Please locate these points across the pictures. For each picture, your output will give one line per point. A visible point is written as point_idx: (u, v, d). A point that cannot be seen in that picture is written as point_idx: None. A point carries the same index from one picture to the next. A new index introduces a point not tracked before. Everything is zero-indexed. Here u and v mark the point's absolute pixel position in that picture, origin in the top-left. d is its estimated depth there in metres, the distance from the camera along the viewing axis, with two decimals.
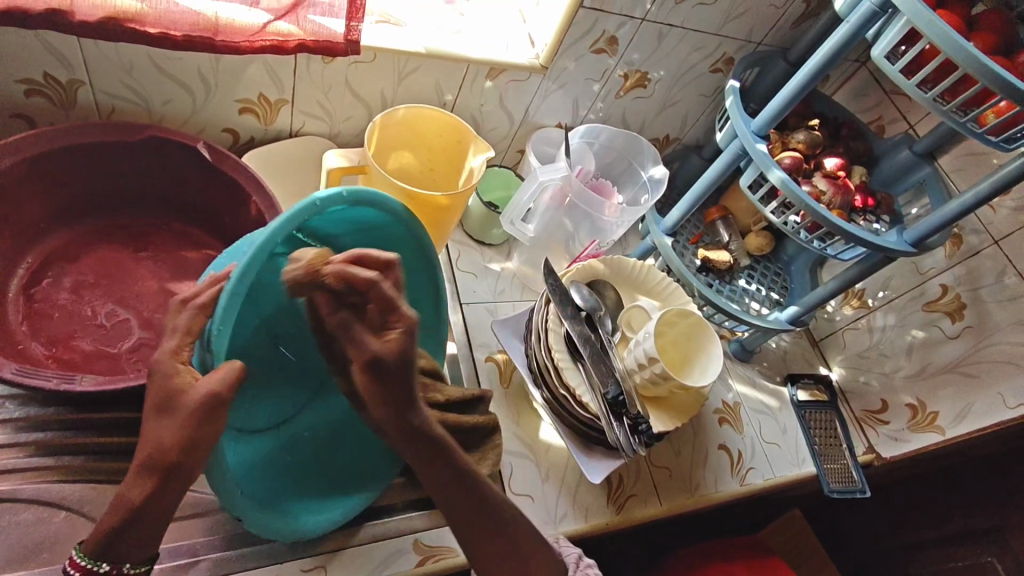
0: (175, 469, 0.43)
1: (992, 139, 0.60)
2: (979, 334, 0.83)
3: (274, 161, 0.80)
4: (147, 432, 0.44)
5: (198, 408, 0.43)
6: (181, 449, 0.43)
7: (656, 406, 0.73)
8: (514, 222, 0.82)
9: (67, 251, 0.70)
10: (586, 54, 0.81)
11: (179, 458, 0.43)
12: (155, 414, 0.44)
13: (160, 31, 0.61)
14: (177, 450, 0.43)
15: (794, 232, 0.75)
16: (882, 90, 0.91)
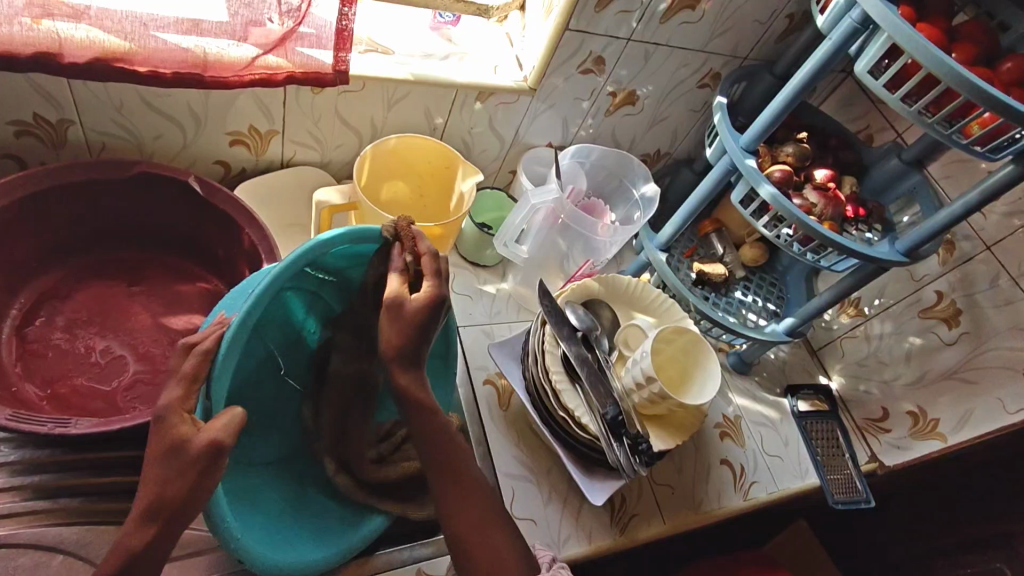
0: (171, 517, 0.44)
1: (979, 149, 0.60)
2: (976, 339, 0.83)
3: (266, 193, 0.81)
4: (148, 478, 0.45)
5: (203, 455, 0.44)
6: (181, 495, 0.44)
7: (656, 425, 0.72)
8: (508, 244, 0.81)
9: (61, 289, 0.70)
10: (573, 74, 0.82)
11: (174, 508, 0.44)
12: (154, 456, 0.45)
13: (149, 70, 0.62)
14: (180, 498, 0.44)
15: (788, 245, 0.75)
16: (869, 100, 0.91)
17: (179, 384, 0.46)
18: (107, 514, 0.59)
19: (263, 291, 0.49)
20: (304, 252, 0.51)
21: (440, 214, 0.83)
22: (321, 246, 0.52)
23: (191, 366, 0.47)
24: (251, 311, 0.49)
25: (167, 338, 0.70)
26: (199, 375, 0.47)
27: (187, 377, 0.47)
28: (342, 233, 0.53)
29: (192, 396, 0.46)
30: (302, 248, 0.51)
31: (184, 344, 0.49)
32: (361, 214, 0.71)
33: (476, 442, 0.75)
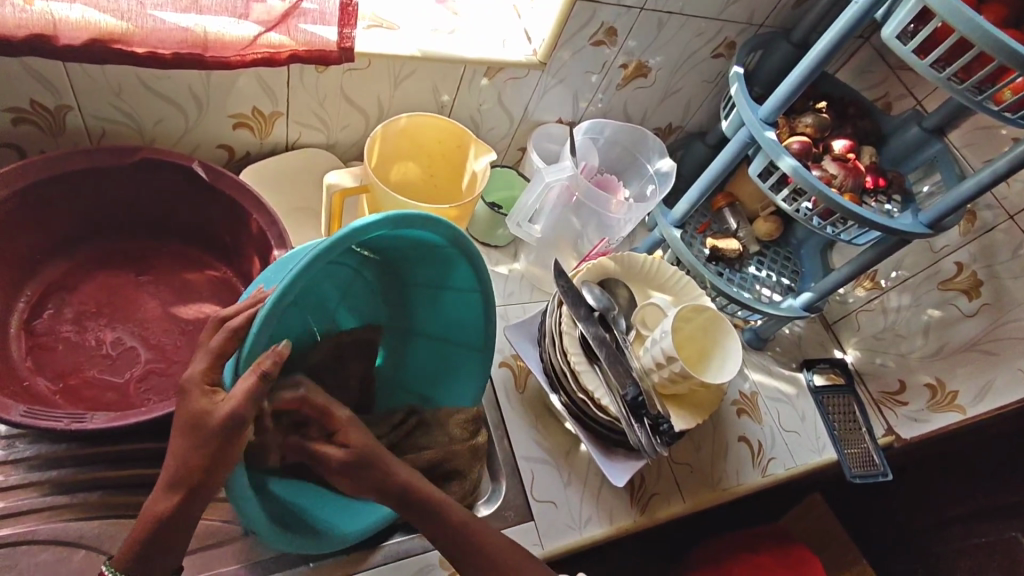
0: (194, 490, 0.44)
1: (1010, 117, 0.58)
2: (997, 311, 0.82)
3: (272, 177, 0.79)
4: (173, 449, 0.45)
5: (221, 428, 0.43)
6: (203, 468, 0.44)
7: (676, 404, 0.72)
8: (522, 224, 0.81)
9: (68, 281, 0.68)
10: (584, 47, 0.79)
11: (199, 481, 0.44)
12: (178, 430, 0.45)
13: (147, 51, 0.59)
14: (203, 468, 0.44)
15: (807, 219, 0.73)
16: (888, 65, 0.89)
17: (205, 357, 0.45)
18: (128, 508, 0.59)
19: (305, 267, 0.44)
20: (353, 232, 0.46)
21: (450, 194, 0.81)
22: (371, 227, 0.48)
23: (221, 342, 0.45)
24: (288, 288, 0.44)
25: (178, 327, 0.69)
26: (226, 353, 0.45)
27: (213, 352, 0.45)
28: (392, 215, 0.49)
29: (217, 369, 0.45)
30: (348, 228, 0.46)
31: (215, 319, 0.48)
32: (372, 198, 0.69)
33: (494, 426, 0.75)
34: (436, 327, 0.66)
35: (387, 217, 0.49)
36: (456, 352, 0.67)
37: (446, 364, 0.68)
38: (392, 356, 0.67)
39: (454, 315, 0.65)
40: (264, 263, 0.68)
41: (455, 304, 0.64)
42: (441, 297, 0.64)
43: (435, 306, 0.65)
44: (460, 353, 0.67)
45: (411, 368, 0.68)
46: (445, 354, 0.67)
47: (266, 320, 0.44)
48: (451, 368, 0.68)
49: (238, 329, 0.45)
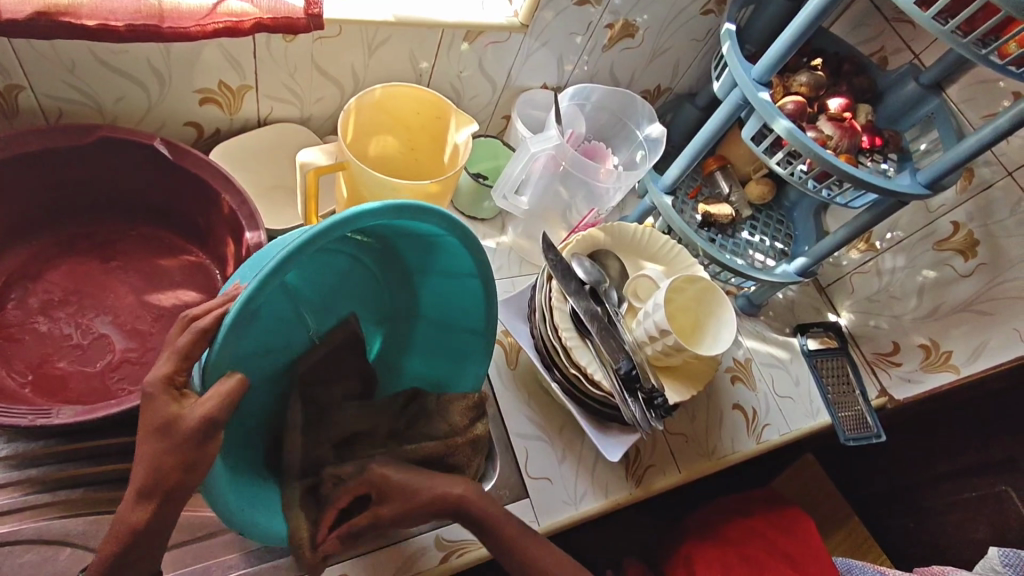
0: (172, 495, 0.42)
1: (1015, 71, 0.56)
2: (993, 270, 0.80)
3: (244, 154, 0.76)
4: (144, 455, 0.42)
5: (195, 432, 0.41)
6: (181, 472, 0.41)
7: (670, 376, 0.71)
8: (507, 196, 0.78)
9: (31, 270, 0.65)
10: (567, 6, 0.75)
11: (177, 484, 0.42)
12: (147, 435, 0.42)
13: (99, 24, 0.55)
14: (179, 474, 0.42)
15: (802, 182, 0.71)
16: (884, 18, 0.85)
17: (170, 360, 0.42)
18: (112, 503, 0.58)
19: (278, 263, 0.42)
20: (334, 224, 0.43)
21: (432, 169, 0.78)
22: (355, 217, 0.44)
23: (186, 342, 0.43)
24: (259, 286, 0.42)
25: (151, 315, 0.66)
26: (192, 357, 0.42)
27: (178, 354, 0.42)
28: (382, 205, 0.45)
29: (183, 373, 0.43)
30: (332, 219, 0.43)
31: (182, 317, 0.44)
32: (350, 175, 0.66)
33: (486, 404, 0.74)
34: (437, 310, 0.64)
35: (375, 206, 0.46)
36: (460, 333, 0.65)
37: (448, 347, 0.66)
38: (393, 338, 0.65)
39: (455, 298, 0.63)
40: (238, 246, 0.65)
41: (457, 287, 0.61)
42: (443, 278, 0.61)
43: (436, 288, 0.62)
44: (466, 336, 0.65)
45: (414, 351, 0.66)
46: (447, 334, 0.65)
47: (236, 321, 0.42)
48: (457, 350, 0.66)
49: (203, 333, 0.42)
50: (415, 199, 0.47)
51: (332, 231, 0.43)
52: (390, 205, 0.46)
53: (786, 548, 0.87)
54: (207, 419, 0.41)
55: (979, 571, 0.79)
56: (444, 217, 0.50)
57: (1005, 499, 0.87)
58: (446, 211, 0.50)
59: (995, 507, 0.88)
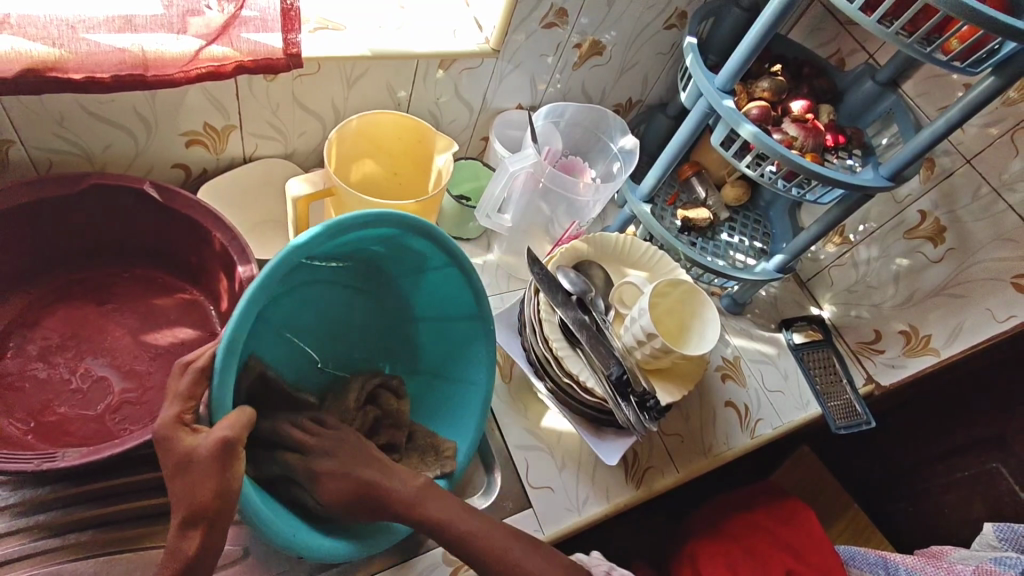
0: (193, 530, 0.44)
1: (958, 65, 0.60)
2: (963, 255, 0.83)
3: (232, 191, 0.77)
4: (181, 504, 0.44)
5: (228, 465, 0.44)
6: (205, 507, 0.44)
7: (660, 378, 0.73)
8: (490, 216, 0.79)
9: (28, 317, 0.66)
10: (536, 30, 0.78)
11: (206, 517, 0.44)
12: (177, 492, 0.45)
13: (86, 76, 0.57)
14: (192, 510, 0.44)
15: (772, 182, 0.74)
16: (838, 22, 0.89)
17: (177, 402, 0.46)
18: (123, 542, 0.58)
19: (241, 312, 0.46)
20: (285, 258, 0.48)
21: (416, 193, 0.80)
22: (296, 250, 0.48)
23: (187, 385, 0.47)
24: (234, 334, 0.46)
25: (149, 355, 0.67)
26: (196, 395, 0.47)
27: (182, 396, 0.47)
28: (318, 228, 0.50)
29: (192, 411, 0.47)
30: (277, 259, 0.48)
31: (181, 364, 0.48)
32: (338, 200, 0.68)
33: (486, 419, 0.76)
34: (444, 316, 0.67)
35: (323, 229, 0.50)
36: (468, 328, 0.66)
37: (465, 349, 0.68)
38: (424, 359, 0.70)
39: (447, 291, 0.65)
40: (230, 281, 0.67)
41: (443, 283, 0.64)
42: (432, 281, 0.65)
43: (427, 291, 0.66)
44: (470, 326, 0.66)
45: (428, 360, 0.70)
46: (463, 337, 0.67)
47: (223, 374, 0.46)
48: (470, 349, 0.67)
49: (202, 371, 0.47)
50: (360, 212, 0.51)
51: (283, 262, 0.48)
52: (325, 227, 0.50)
53: (790, 541, 0.88)
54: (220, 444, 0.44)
55: (976, 547, 0.81)
56: (380, 218, 0.53)
57: (997, 476, 0.90)
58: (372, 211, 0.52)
59: (989, 484, 0.91)
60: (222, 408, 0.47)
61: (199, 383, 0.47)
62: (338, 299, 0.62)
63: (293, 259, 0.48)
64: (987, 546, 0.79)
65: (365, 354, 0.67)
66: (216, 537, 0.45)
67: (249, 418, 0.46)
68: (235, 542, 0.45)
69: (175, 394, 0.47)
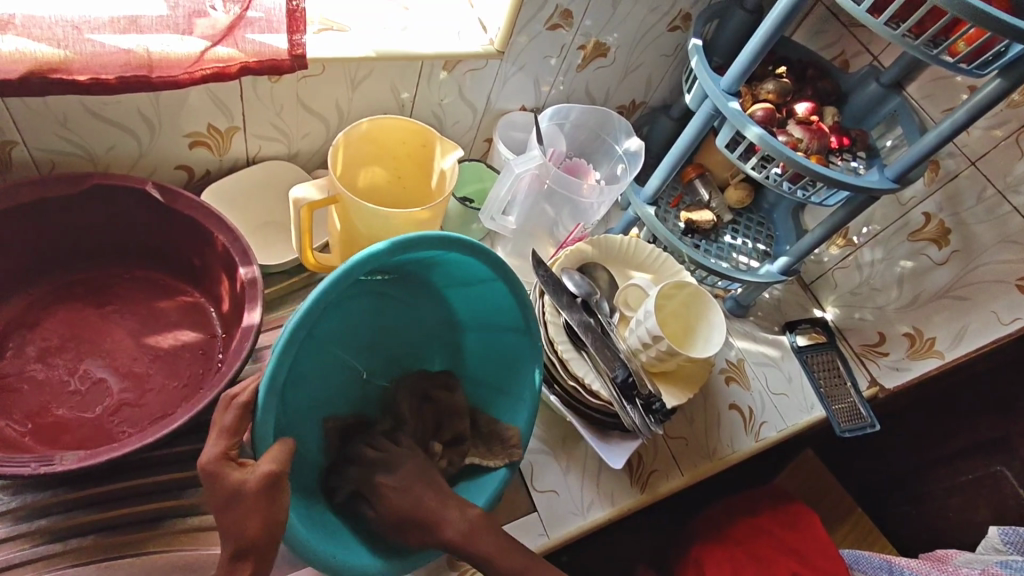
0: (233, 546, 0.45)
1: (965, 68, 0.60)
2: (967, 257, 0.83)
3: (234, 192, 0.77)
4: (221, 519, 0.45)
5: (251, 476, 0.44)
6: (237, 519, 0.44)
7: (665, 380, 0.73)
8: (495, 217, 0.79)
9: (28, 318, 0.66)
10: (541, 31, 0.78)
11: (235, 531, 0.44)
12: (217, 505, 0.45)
13: (91, 77, 0.56)
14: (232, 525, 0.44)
15: (777, 184, 0.73)
16: (842, 24, 0.89)
17: (222, 437, 0.46)
18: (123, 547, 0.58)
19: (290, 339, 0.45)
20: (329, 285, 0.47)
21: (420, 195, 0.80)
22: (348, 274, 0.47)
23: (231, 419, 0.46)
24: (281, 361, 0.46)
25: (150, 357, 0.67)
26: (240, 429, 0.46)
27: (227, 430, 0.46)
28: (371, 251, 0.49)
29: (237, 446, 0.46)
30: (326, 283, 0.47)
31: (226, 396, 0.48)
32: (342, 208, 0.67)
33: None
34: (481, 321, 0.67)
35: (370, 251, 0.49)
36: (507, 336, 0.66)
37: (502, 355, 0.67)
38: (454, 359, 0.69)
39: (486, 299, 0.64)
40: (232, 283, 0.67)
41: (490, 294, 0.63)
42: (470, 290, 0.64)
43: (472, 298, 0.65)
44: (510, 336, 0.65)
45: (468, 367, 0.69)
46: (502, 345, 0.67)
47: (267, 404, 0.46)
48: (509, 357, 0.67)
49: (247, 407, 0.46)
50: (408, 234, 0.50)
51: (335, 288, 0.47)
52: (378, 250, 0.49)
53: (795, 545, 0.87)
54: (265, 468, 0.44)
55: (981, 551, 0.81)
56: (431, 238, 0.52)
57: (1001, 479, 0.89)
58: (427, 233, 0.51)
59: (993, 487, 0.90)
60: (267, 442, 0.47)
61: (242, 418, 0.46)
62: (374, 302, 0.62)
63: (343, 283, 0.47)
64: (993, 549, 0.79)
65: (400, 355, 0.66)
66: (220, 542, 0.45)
67: (290, 450, 0.46)
68: (240, 548, 0.45)
69: (219, 428, 0.46)
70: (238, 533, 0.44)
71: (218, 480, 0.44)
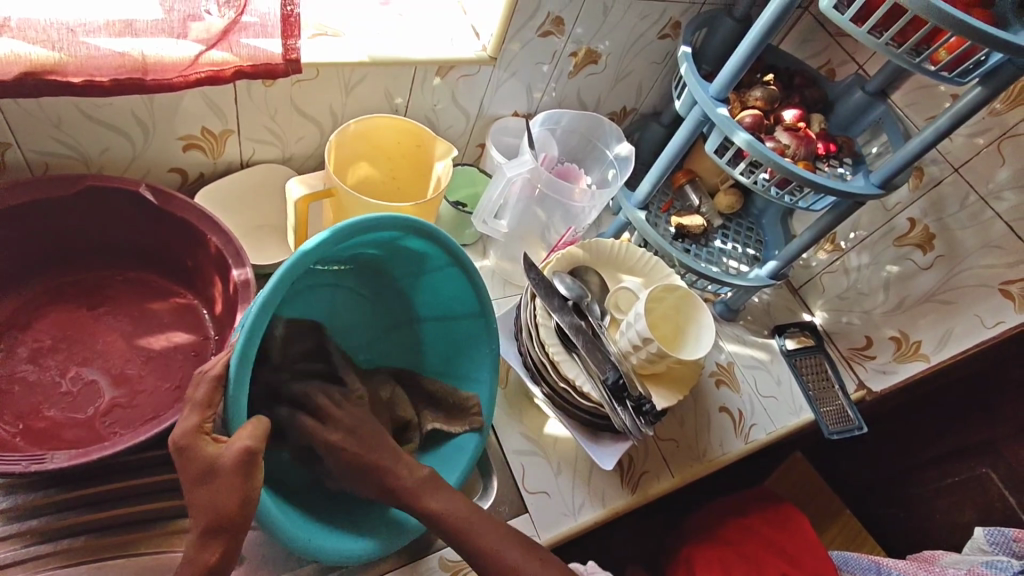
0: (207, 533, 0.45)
1: (947, 75, 0.61)
2: (951, 261, 0.85)
3: (227, 196, 0.77)
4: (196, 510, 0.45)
5: (230, 468, 0.44)
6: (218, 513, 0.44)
7: (655, 382, 0.73)
8: (487, 221, 0.80)
9: (20, 320, 0.66)
10: (533, 38, 0.79)
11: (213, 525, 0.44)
12: (190, 484, 0.45)
13: (85, 80, 0.57)
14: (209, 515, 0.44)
15: (765, 189, 0.74)
16: (828, 34, 0.91)
17: (195, 411, 0.46)
18: (114, 548, 0.58)
19: (255, 318, 0.46)
20: (289, 266, 0.47)
21: (414, 200, 0.81)
22: (307, 255, 0.48)
23: (205, 393, 0.46)
24: (247, 339, 0.46)
25: (142, 359, 0.67)
26: (214, 403, 0.46)
27: (201, 404, 0.46)
28: (329, 233, 0.50)
29: (210, 420, 0.46)
30: (288, 262, 0.48)
31: (199, 372, 0.48)
32: (337, 201, 0.68)
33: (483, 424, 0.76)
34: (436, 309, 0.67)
35: (327, 234, 0.50)
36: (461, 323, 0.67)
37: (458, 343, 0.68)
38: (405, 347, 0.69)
39: (444, 287, 0.65)
40: (225, 285, 0.67)
41: (444, 281, 0.64)
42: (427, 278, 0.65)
43: (427, 288, 0.66)
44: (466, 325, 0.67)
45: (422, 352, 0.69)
46: (458, 333, 0.68)
47: (238, 380, 0.46)
48: (465, 346, 0.68)
49: (219, 380, 0.46)
50: (364, 216, 0.51)
51: (297, 265, 0.48)
52: (336, 232, 0.50)
53: (784, 545, 0.88)
54: (242, 460, 0.44)
55: (966, 551, 0.81)
56: (388, 223, 0.53)
57: (986, 481, 0.91)
58: (385, 216, 0.53)
59: (978, 490, 0.92)
60: (240, 415, 0.47)
61: (215, 391, 0.46)
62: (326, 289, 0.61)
63: (302, 263, 0.48)
64: (978, 549, 0.80)
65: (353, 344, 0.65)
66: (212, 539, 0.45)
67: (266, 427, 0.46)
68: (230, 543, 0.45)
69: (194, 404, 0.46)
70: (219, 523, 0.44)
71: (212, 479, 0.44)
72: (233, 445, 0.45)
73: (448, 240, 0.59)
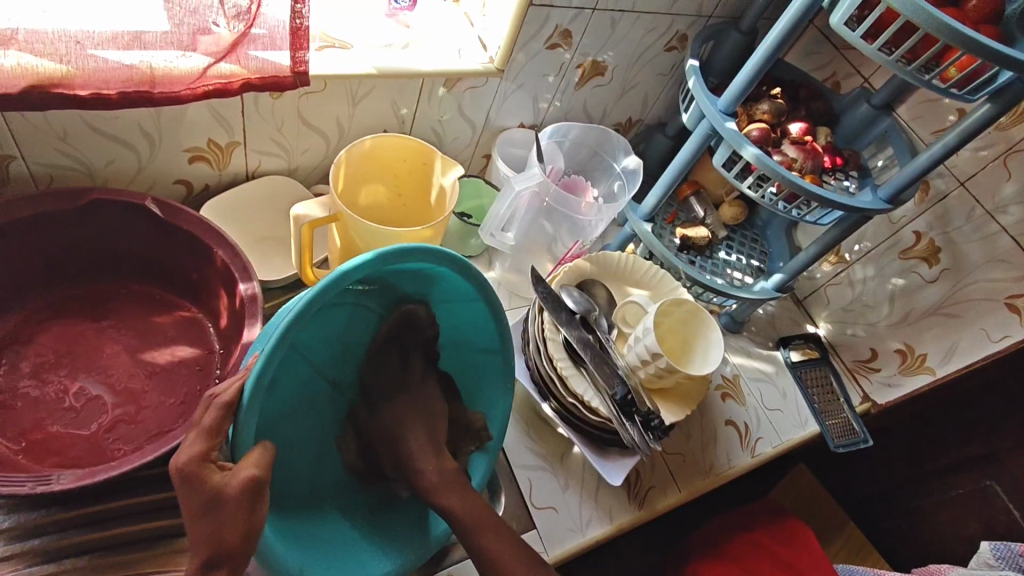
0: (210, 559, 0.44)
1: (957, 92, 0.61)
2: (957, 274, 0.84)
3: (233, 207, 0.77)
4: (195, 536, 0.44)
5: (237, 492, 0.43)
6: (222, 538, 0.43)
7: (663, 397, 0.73)
8: (494, 234, 0.79)
9: (22, 334, 0.65)
10: (540, 50, 0.79)
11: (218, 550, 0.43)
12: (193, 515, 0.44)
13: (92, 92, 0.57)
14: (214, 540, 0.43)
15: (773, 204, 0.74)
16: (834, 47, 0.91)
17: (200, 439, 0.44)
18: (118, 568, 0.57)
19: (276, 342, 0.45)
20: (320, 291, 0.46)
21: (421, 212, 0.80)
22: (340, 279, 0.47)
23: (212, 420, 0.45)
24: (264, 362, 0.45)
25: (146, 373, 0.66)
26: (222, 430, 0.45)
27: (207, 432, 0.44)
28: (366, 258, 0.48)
29: (216, 448, 0.45)
30: (319, 286, 0.46)
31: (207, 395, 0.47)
32: (341, 226, 0.67)
33: None
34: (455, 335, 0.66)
35: (368, 256, 0.48)
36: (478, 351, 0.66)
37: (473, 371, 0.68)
38: None
39: (467, 317, 0.64)
40: (231, 298, 0.66)
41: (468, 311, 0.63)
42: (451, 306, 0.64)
43: (449, 313, 0.64)
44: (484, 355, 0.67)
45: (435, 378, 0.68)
46: (475, 362, 0.67)
47: (249, 406, 0.45)
48: (481, 374, 0.67)
49: (228, 407, 0.45)
50: (403, 244, 0.50)
51: (328, 290, 0.46)
52: (373, 258, 0.49)
53: (789, 559, 0.88)
54: (248, 482, 0.44)
55: (973, 566, 0.81)
56: (425, 256, 0.53)
57: (991, 493, 0.91)
58: (423, 248, 0.52)
59: (983, 503, 0.91)
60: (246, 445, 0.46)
61: (224, 418, 0.45)
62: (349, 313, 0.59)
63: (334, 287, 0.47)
64: (984, 564, 0.80)
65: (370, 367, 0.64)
66: (218, 564, 0.44)
67: (271, 456, 0.46)
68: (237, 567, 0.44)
69: (199, 428, 0.45)
70: (227, 548, 0.43)
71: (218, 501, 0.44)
72: (238, 473, 0.44)
73: (480, 275, 0.58)
